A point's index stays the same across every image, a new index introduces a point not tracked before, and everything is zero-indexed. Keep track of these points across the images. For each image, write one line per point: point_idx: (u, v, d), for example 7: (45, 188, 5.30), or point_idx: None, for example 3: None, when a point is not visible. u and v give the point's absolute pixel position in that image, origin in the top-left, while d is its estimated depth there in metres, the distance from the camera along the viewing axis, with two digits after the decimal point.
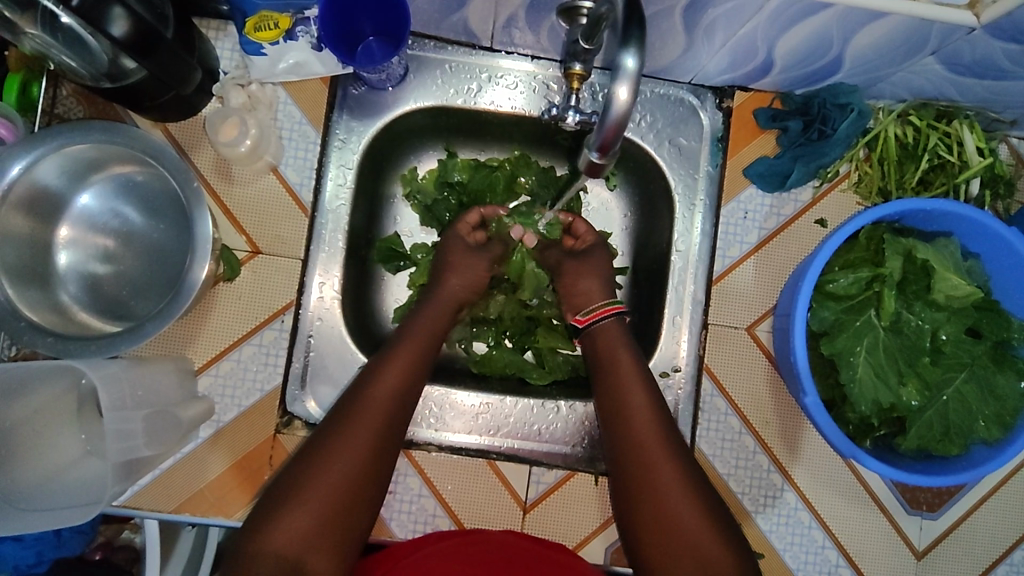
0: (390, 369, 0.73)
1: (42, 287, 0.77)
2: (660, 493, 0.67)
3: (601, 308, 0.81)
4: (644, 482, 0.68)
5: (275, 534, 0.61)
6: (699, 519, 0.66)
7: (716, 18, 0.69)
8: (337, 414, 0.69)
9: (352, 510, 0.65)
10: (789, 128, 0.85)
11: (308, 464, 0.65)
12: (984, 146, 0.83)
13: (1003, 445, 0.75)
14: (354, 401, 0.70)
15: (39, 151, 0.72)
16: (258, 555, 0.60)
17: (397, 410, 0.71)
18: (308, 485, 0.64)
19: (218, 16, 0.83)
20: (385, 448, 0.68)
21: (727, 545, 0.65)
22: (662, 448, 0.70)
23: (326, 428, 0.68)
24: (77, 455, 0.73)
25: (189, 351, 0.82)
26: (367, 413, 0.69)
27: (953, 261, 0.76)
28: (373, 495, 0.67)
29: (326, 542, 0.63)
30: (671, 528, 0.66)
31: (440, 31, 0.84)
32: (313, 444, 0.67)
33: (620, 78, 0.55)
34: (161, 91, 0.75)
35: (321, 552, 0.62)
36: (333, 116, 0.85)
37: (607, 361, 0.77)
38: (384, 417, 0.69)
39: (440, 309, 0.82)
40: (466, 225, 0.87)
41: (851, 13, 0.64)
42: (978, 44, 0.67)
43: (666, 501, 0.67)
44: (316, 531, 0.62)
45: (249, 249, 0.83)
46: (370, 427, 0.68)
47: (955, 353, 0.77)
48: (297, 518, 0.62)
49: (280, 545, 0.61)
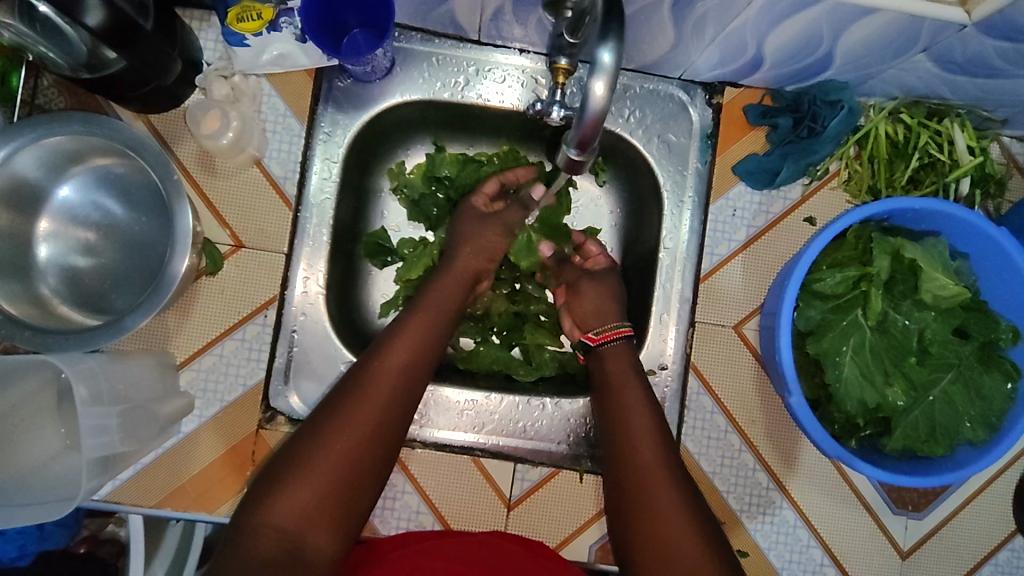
0: (399, 350, 0.71)
1: (22, 280, 0.76)
2: (653, 485, 0.67)
3: (606, 331, 0.81)
4: (640, 473, 0.68)
5: (275, 509, 0.60)
6: (683, 515, 0.65)
7: (705, 12, 0.68)
8: (340, 396, 0.67)
9: (352, 494, 0.63)
10: (779, 125, 0.85)
11: (310, 442, 0.64)
12: (975, 145, 0.83)
13: (989, 446, 0.74)
14: (358, 380, 0.68)
15: (17, 142, 0.71)
16: (259, 529, 0.59)
17: (405, 391, 0.69)
18: (311, 464, 0.62)
19: (201, 7, 0.82)
20: (389, 431, 0.67)
21: (712, 547, 0.63)
22: (653, 445, 0.70)
23: (328, 408, 0.67)
24: (57, 449, 0.72)
25: (171, 346, 0.81)
26: (374, 395, 0.67)
27: (942, 260, 0.76)
28: (376, 480, 0.66)
29: (323, 525, 0.61)
30: (660, 523, 0.65)
31: (427, 23, 0.83)
32: (314, 424, 0.65)
33: (597, 74, 0.54)
34: (141, 82, 0.74)
35: (318, 531, 0.61)
36: (319, 108, 0.84)
37: (610, 370, 0.78)
38: (392, 400, 0.68)
39: (451, 281, 0.80)
40: (483, 195, 0.86)
41: (840, 9, 0.63)
42: (969, 42, 0.66)
43: (653, 492, 0.66)
44: (316, 512, 0.61)
45: (233, 242, 0.82)
46: (375, 410, 0.66)
47: (941, 353, 0.77)
48: (298, 497, 0.61)
49: (279, 520, 0.59)
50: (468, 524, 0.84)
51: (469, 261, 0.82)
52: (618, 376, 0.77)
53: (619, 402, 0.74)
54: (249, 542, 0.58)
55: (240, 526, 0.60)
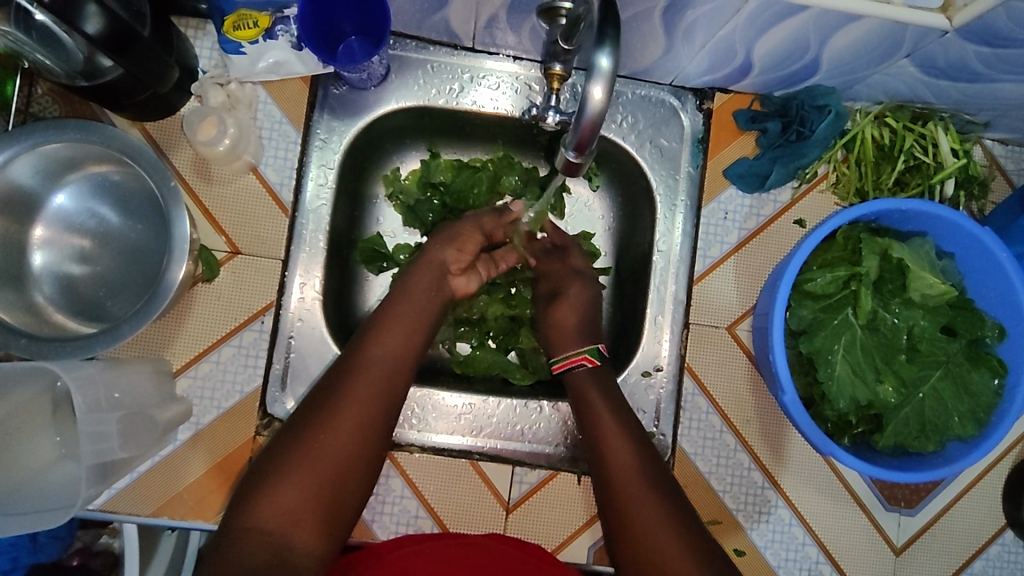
0: (378, 349, 0.72)
1: (16, 288, 0.76)
2: (624, 489, 0.69)
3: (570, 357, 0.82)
4: (609, 480, 0.70)
5: (261, 515, 0.60)
6: (664, 519, 0.66)
7: (695, 20, 0.70)
8: (322, 397, 0.68)
9: (337, 493, 0.64)
10: (768, 129, 0.86)
11: (293, 443, 0.64)
12: (958, 147, 0.85)
13: (978, 441, 0.76)
14: (341, 382, 0.69)
15: (14, 150, 0.71)
16: (242, 530, 0.59)
17: (387, 392, 0.70)
18: (295, 463, 0.63)
19: (197, 15, 0.83)
20: (373, 432, 0.68)
21: (693, 544, 0.64)
22: (628, 454, 0.71)
23: (307, 412, 0.67)
24: (52, 458, 0.72)
25: (168, 353, 0.81)
26: (356, 394, 0.68)
27: (928, 259, 0.78)
28: (364, 478, 0.66)
29: (312, 524, 0.61)
30: (638, 527, 0.65)
31: (422, 31, 0.84)
32: (293, 428, 0.66)
33: (595, 79, 0.55)
34: (138, 89, 0.74)
35: (305, 533, 0.61)
36: (314, 115, 0.85)
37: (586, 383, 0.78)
38: (374, 397, 0.69)
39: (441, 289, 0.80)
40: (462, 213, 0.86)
41: (825, 17, 0.65)
42: (950, 47, 0.68)
43: (626, 496, 0.68)
44: (301, 515, 0.61)
45: (229, 249, 0.83)
46: (359, 411, 0.67)
47: (930, 351, 0.79)
48: (283, 496, 0.61)
49: (265, 525, 0.60)
50: (466, 528, 0.84)
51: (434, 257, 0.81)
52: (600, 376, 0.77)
53: (590, 419, 0.75)
54: (236, 544, 0.58)
55: (225, 530, 0.60)
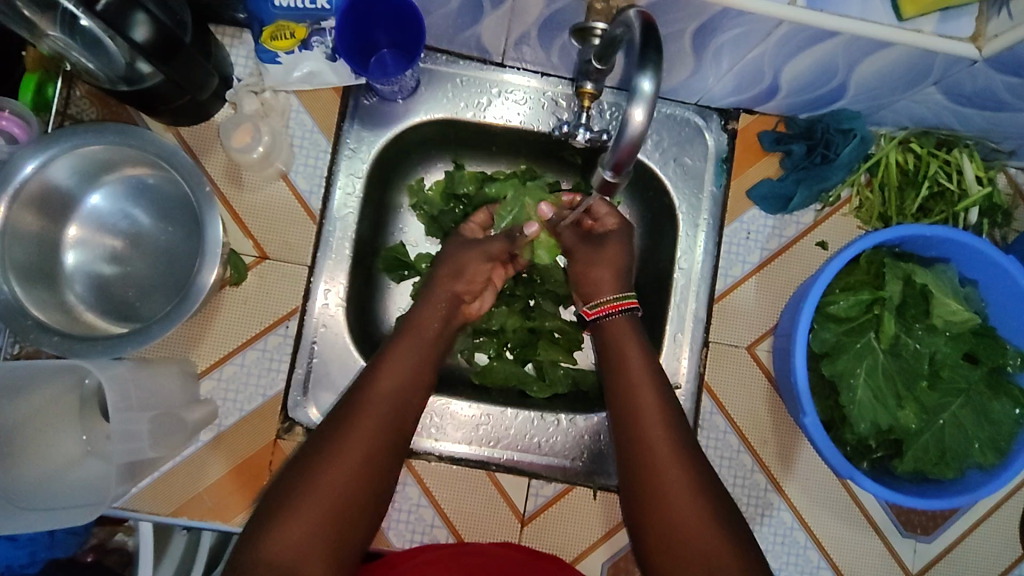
0: (382, 381, 0.71)
1: (50, 287, 0.77)
2: (675, 526, 0.65)
3: (609, 302, 0.78)
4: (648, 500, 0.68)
5: (270, 546, 0.60)
6: (705, 522, 0.65)
7: (724, 42, 0.71)
8: (330, 425, 0.68)
9: (348, 523, 0.64)
10: (793, 151, 0.87)
11: (301, 477, 0.64)
12: (982, 175, 0.85)
13: (999, 470, 0.75)
14: (350, 408, 0.69)
15: (53, 151, 0.73)
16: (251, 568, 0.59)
17: (392, 420, 0.70)
18: (299, 500, 0.62)
19: (234, 24, 0.84)
20: (381, 459, 0.67)
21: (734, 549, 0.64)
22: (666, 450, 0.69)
23: (316, 439, 0.67)
24: (76, 455, 0.73)
25: (193, 354, 0.82)
26: (363, 423, 0.68)
27: (952, 287, 0.78)
28: (372, 503, 0.66)
29: (318, 560, 0.61)
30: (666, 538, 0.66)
31: (452, 45, 0.85)
32: (302, 457, 0.66)
33: (637, 101, 0.56)
34: (176, 95, 0.76)
35: (315, 561, 0.61)
36: (344, 125, 0.86)
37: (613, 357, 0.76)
38: (382, 426, 0.69)
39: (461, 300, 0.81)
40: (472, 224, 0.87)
41: (857, 43, 0.65)
42: (978, 76, 0.69)
43: (679, 532, 0.65)
44: (309, 543, 0.61)
45: (257, 254, 0.84)
46: (366, 439, 0.67)
47: (952, 378, 0.79)
48: (286, 534, 0.60)
49: (273, 555, 0.60)
50: (481, 538, 0.84)
51: (464, 284, 0.82)
52: (622, 367, 0.75)
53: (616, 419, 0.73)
54: None
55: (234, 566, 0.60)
